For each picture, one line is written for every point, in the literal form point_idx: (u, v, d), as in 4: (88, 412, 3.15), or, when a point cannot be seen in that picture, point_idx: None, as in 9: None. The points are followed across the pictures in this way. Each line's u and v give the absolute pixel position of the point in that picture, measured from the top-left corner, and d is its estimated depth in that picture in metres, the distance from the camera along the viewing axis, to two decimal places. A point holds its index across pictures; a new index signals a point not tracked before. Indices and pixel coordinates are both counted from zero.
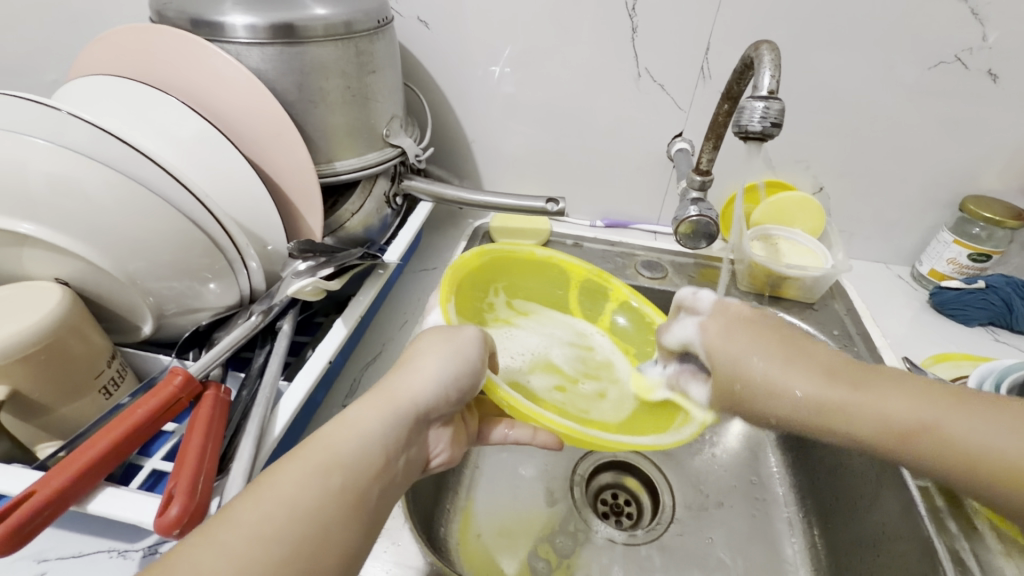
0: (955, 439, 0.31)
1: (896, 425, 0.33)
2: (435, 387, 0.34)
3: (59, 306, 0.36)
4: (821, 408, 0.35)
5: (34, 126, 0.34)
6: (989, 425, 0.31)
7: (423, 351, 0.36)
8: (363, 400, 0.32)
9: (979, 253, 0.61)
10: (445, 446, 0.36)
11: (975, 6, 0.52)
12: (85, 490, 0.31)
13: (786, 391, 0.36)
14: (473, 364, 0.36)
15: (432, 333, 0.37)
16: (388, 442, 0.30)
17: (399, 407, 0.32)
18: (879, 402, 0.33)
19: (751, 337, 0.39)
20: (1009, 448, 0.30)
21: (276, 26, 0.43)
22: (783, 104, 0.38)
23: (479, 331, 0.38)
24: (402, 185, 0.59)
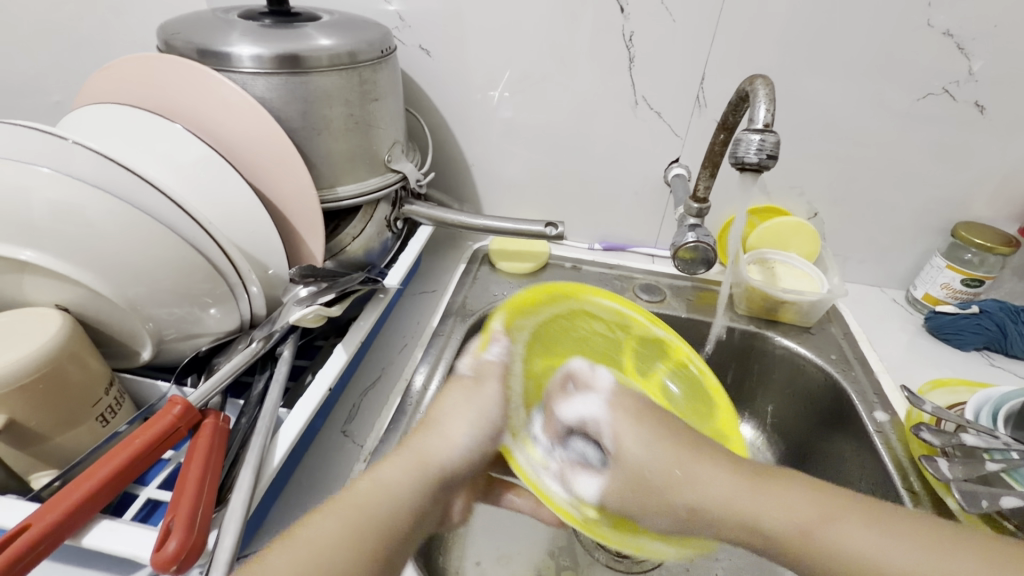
0: (829, 538, 0.32)
1: (763, 526, 0.34)
2: (461, 449, 0.38)
3: (58, 333, 0.36)
4: (716, 499, 0.36)
5: (39, 153, 0.35)
6: (868, 530, 0.31)
7: (449, 410, 0.40)
8: (399, 460, 0.36)
9: (972, 278, 0.62)
10: (461, 511, 0.39)
11: (961, 40, 0.54)
12: (81, 523, 0.31)
13: (694, 508, 0.37)
14: (493, 420, 0.41)
15: (450, 399, 0.41)
16: (423, 500, 0.34)
17: (426, 469, 0.36)
18: (765, 506, 0.34)
19: (645, 429, 0.41)
20: (893, 563, 0.30)
21: (282, 57, 0.44)
22: (779, 137, 0.39)
23: (500, 385, 0.43)
24: (403, 210, 0.59)
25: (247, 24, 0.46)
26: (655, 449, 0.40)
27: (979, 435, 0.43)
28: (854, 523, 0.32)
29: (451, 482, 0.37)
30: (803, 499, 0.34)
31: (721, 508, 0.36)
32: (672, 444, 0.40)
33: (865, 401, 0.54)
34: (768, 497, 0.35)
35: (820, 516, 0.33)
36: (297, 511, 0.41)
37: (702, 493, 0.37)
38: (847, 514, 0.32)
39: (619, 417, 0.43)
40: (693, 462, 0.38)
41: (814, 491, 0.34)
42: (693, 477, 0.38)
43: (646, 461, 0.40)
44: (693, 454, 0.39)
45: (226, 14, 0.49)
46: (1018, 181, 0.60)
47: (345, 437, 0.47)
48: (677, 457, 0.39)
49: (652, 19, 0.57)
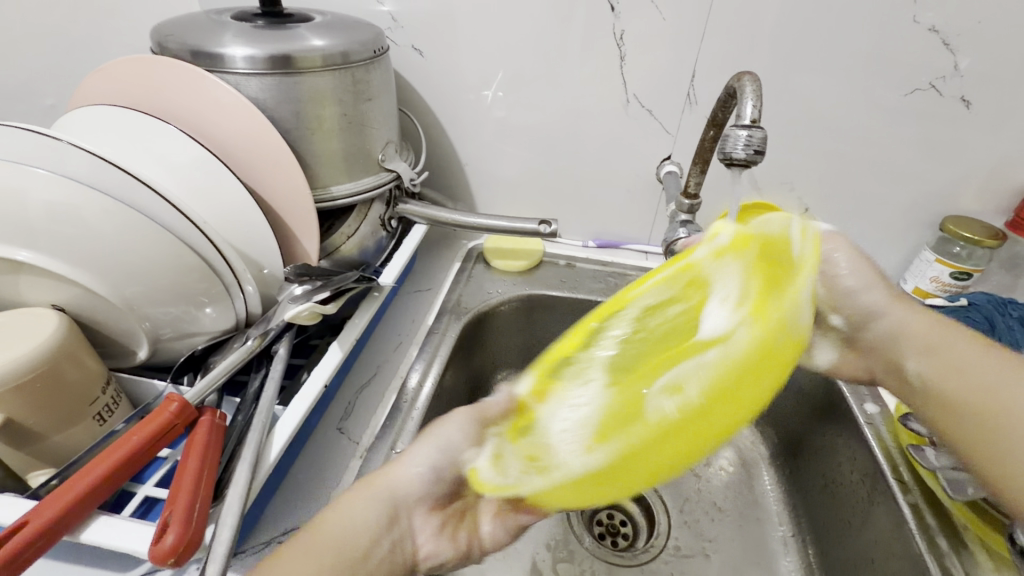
0: (998, 392, 0.37)
1: (950, 379, 0.40)
2: (412, 479, 0.35)
3: (55, 333, 0.36)
4: (926, 366, 0.42)
5: (33, 154, 0.35)
6: (1015, 380, 0.38)
7: (423, 440, 0.36)
8: (370, 491, 0.34)
9: (960, 271, 0.63)
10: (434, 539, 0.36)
11: (946, 37, 0.55)
12: (78, 520, 0.31)
13: (1005, 393, 0.37)
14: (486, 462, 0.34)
15: (433, 432, 0.36)
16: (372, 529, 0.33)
17: (379, 493, 0.34)
18: (944, 350, 0.41)
19: (906, 306, 0.44)
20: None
21: (275, 57, 0.44)
22: (766, 132, 0.39)
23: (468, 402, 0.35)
24: (397, 209, 0.60)
25: (240, 25, 0.46)
26: (923, 331, 0.43)
27: None
28: (1020, 376, 0.38)
29: (405, 510, 0.35)
30: (996, 365, 0.39)
31: (956, 378, 0.39)
32: (937, 322, 0.43)
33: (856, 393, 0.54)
34: None
35: None
36: (294, 507, 0.41)
37: (967, 365, 0.40)
38: (1021, 369, 0.38)
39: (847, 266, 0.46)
40: (941, 334, 0.42)
41: (1009, 358, 0.39)
42: (957, 357, 0.40)
43: (876, 315, 0.45)
44: (943, 340, 0.42)
45: (219, 15, 0.49)
46: (1005, 175, 0.61)
47: (341, 434, 0.47)
48: (896, 303, 0.45)
49: (643, 18, 0.58)
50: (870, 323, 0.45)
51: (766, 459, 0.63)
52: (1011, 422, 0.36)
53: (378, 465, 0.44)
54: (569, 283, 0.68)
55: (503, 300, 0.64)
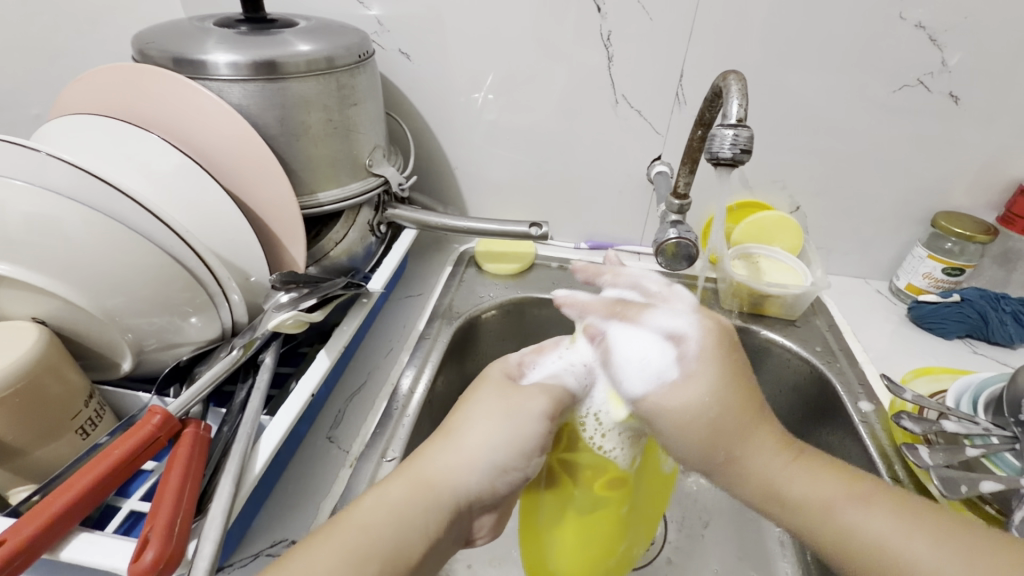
0: (841, 523, 0.33)
1: (795, 494, 0.34)
2: (482, 473, 0.33)
3: (35, 346, 0.36)
4: (801, 490, 0.34)
5: (9, 164, 0.34)
6: (886, 523, 0.32)
7: (479, 417, 0.34)
8: (406, 475, 0.32)
9: (953, 267, 0.62)
10: (489, 528, 0.35)
11: (933, 32, 0.55)
12: (59, 536, 0.30)
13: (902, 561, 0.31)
14: (531, 441, 0.34)
15: (489, 387, 0.37)
16: (429, 532, 0.30)
17: (419, 485, 0.32)
18: (796, 488, 0.34)
19: (710, 412, 0.35)
20: (914, 552, 0.31)
21: (258, 64, 0.44)
22: (752, 131, 0.39)
23: (546, 401, 0.35)
24: (387, 214, 0.59)
25: (223, 31, 0.46)
26: (708, 404, 0.35)
27: (960, 421, 0.44)
28: (890, 512, 0.32)
29: (470, 509, 0.33)
30: (854, 503, 0.33)
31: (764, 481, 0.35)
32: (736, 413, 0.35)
33: (850, 391, 0.54)
34: (841, 499, 0.34)
35: (834, 495, 0.34)
36: (283, 519, 0.40)
37: (762, 464, 0.35)
38: (879, 504, 0.33)
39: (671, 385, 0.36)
40: (741, 438, 0.35)
41: (829, 468, 0.35)
42: (745, 455, 0.35)
43: (683, 420, 0.35)
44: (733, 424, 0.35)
45: (201, 21, 0.49)
46: (996, 171, 0.61)
47: (331, 442, 0.46)
48: (729, 442, 0.35)
49: (630, 19, 0.58)
50: (712, 468, 0.36)
51: None
52: (871, 560, 0.31)
53: (368, 474, 0.43)
54: (562, 286, 0.68)
55: (495, 304, 0.64)
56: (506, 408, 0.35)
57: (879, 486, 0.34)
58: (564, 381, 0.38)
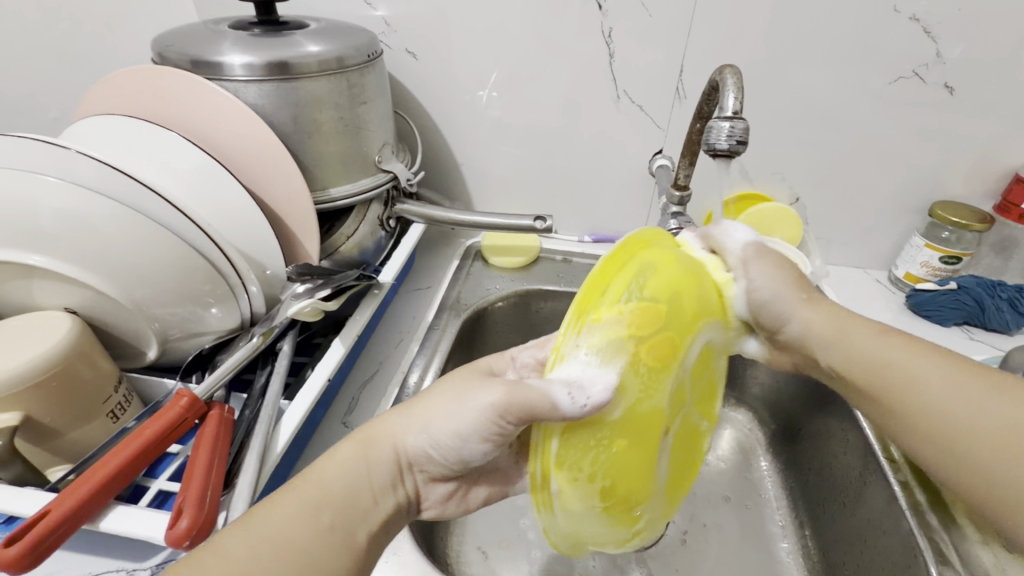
0: (908, 373, 0.35)
1: (861, 353, 0.37)
2: (420, 445, 0.32)
3: (68, 334, 0.38)
4: (842, 347, 0.37)
5: (42, 162, 0.36)
6: (946, 378, 0.33)
7: (436, 391, 0.34)
8: (286, 501, 0.29)
9: (950, 256, 0.64)
10: (442, 498, 0.36)
11: (927, 25, 0.56)
12: (97, 509, 0.33)
13: (932, 408, 0.33)
14: (467, 427, 0.31)
15: (458, 370, 0.36)
16: (368, 494, 0.31)
17: (293, 500, 0.29)
18: (856, 342, 0.37)
19: (785, 275, 0.39)
20: (993, 423, 0.31)
21: (272, 64, 0.46)
22: (748, 123, 0.40)
23: (500, 392, 0.30)
24: (396, 209, 0.61)
25: (237, 34, 0.48)
26: (782, 273, 0.39)
27: None
28: (948, 372, 0.34)
29: (414, 473, 0.33)
30: (928, 358, 0.35)
31: (834, 338, 0.38)
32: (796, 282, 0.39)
33: None
34: (928, 367, 0.34)
35: (901, 350, 0.36)
36: None
37: (814, 325, 0.38)
38: (935, 357, 0.35)
39: (756, 272, 0.39)
40: (806, 295, 0.39)
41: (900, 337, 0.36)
42: (812, 326, 0.38)
43: (772, 297, 0.38)
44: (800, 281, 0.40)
45: (217, 25, 0.51)
46: (992, 161, 0.62)
47: (345, 428, 0.48)
48: (807, 286, 0.39)
49: (631, 15, 0.59)
50: (782, 328, 0.39)
51: (763, 446, 0.64)
52: (930, 415, 0.33)
53: None
54: (566, 278, 0.69)
55: (501, 296, 0.66)
56: (459, 388, 0.33)
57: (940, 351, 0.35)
58: (551, 393, 0.29)
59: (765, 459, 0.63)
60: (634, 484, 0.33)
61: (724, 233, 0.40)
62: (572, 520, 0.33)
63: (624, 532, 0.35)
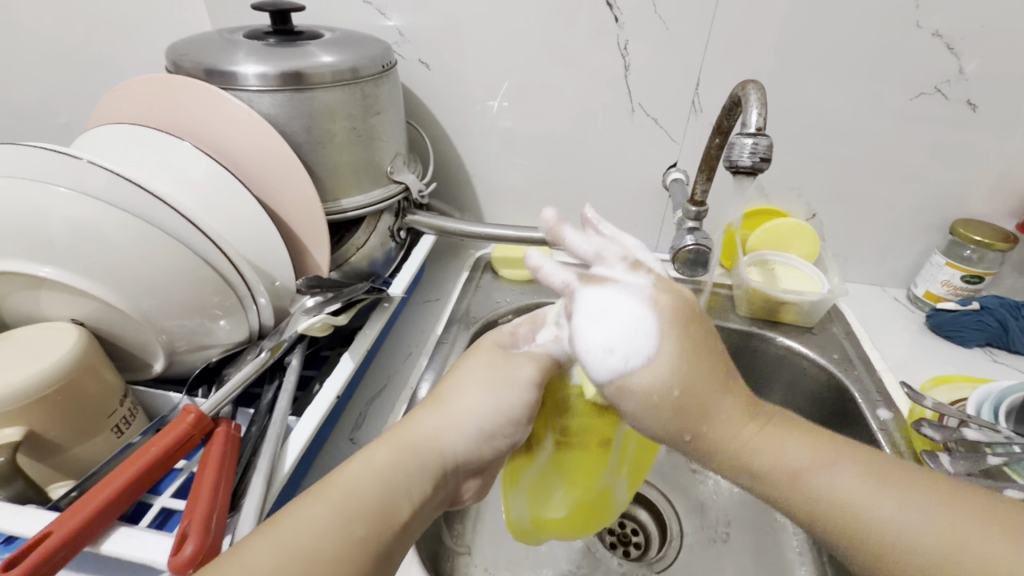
0: (818, 490, 0.31)
1: (759, 458, 0.32)
2: (470, 438, 0.31)
3: (74, 347, 0.37)
4: (756, 465, 0.32)
5: (51, 171, 0.36)
6: (857, 478, 0.31)
7: (466, 383, 0.33)
8: (389, 442, 0.30)
9: (972, 275, 0.62)
10: (475, 491, 0.34)
11: (950, 41, 0.55)
12: (100, 530, 0.32)
13: (864, 521, 0.29)
14: (517, 410, 0.32)
15: (478, 356, 0.35)
16: (414, 496, 0.29)
17: (403, 454, 0.29)
18: (772, 457, 0.32)
19: (670, 413, 0.32)
20: (911, 532, 0.29)
21: (286, 74, 0.45)
22: (771, 140, 0.39)
23: (534, 368, 0.34)
24: (406, 220, 0.60)
25: (252, 43, 0.48)
26: (674, 385, 0.32)
27: (981, 429, 0.44)
28: (855, 479, 0.31)
29: (455, 474, 0.31)
30: (839, 472, 0.31)
31: (767, 463, 0.32)
32: (699, 361, 0.32)
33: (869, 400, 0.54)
34: (840, 478, 0.31)
35: (804, 464, 0.32)
36: None
37: (742, 447, 0.32)
38: (845, 463, 0.31)
39: (642, 362, 0.33)
40: (705, 411, 0.32)
41: (790, 425, 0.34)
42: (745, 449, 0.32)
43: (652, 392, 0.32)
44: (706, 392, 0.32)
45: (231, 34, 0.51)
46: (1014, 179, 0.61)
47: (353, 443, 0.47)
48: (695, 422, 0.32)
49: (647, 28, 0.58)
50: (684, 433, 0.33)
51: None
52: (863, 535, 0.29)
53: None
54: None
55: (511, 309, 0.65)
56: (496, 376, 0.33)
57: (843, 445, 0.33)
58: (549, 348, 0.36)
59: None
60: (597, 518, 0.42)
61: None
62: (537, 505, 0.40)
63: (585, 524, 0.42)
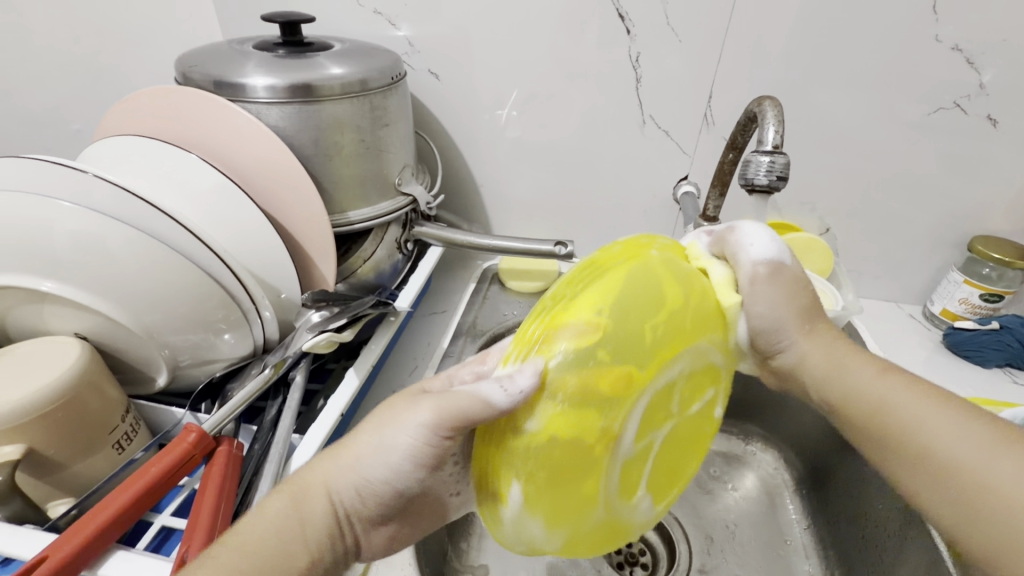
0: (885, 399, 0.31)
1: (853, 395, 0.32)
2: (370, 483, 0.30)
3: (77, 363, 0.36)
4: (825, 385, 0.34)
5: (56, 185, 0.35)
6: (957, 423, 0.29)
7: (359, 426, 0.31)
8: (290, 491, 0.29)
9: (991, 293, 0.61)
10: (386, 539, 0.33)
11: (970, 55, 0.54)
12: (97, 555, 0.31)
13: (911, 431, 0.29)
14: (402, 455, 0.29)
15: (385, 398, 0.32)
16: (309, 547, 0.28)
17: (290, 510, 0.28)
18: (849, 374, 0.33)
19: (792, 304, 0.34)
20: (959, 450, 0.28)
21: (295, 87, 0.45)
22: (788, 158, 0.38)
23: (430, 410, 0.28)
24: (414, 231, 0.60)
25: (262, 55, 0.47)
26: (803, 291, 0.35)
27: None
28: (926, 405, 0.30)
29: (351, 526, 0.30)
30: (939, 410, 0.29)
31: (830, 370, 0.34)
32: (809, 314, 0.35)
33: None
34: (912, 403, 0.30)
35: (878, 372, 0.32)
36: None
37: (812, 360, 0.34)
38: (945, 406, 0.30)
39: (762, 295, 0.34)
40: (810, 327, 0.35)
41: (899, 373, 0.32)
42: (813, 354, 0.34)
43: (774, 323, 0.34)
44: (817, 314, 0.36)
45: (241, 45, 0.50)
46: None
47: None
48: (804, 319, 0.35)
49: (659, 40, 0.58)
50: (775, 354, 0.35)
51: (790, 487, 0.61)
52: (925, 448, 0.29)
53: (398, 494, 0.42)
54: None
55: (518, 321, 0.64)
56: (383, 420, 0.30)
57: (947, 393, 0.31)
58: (482, 393, 0.27)
59: (792, 503, 0.60)
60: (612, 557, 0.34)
61: (738, 243, 0.35)
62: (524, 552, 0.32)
63: (589, 549, 0.33)
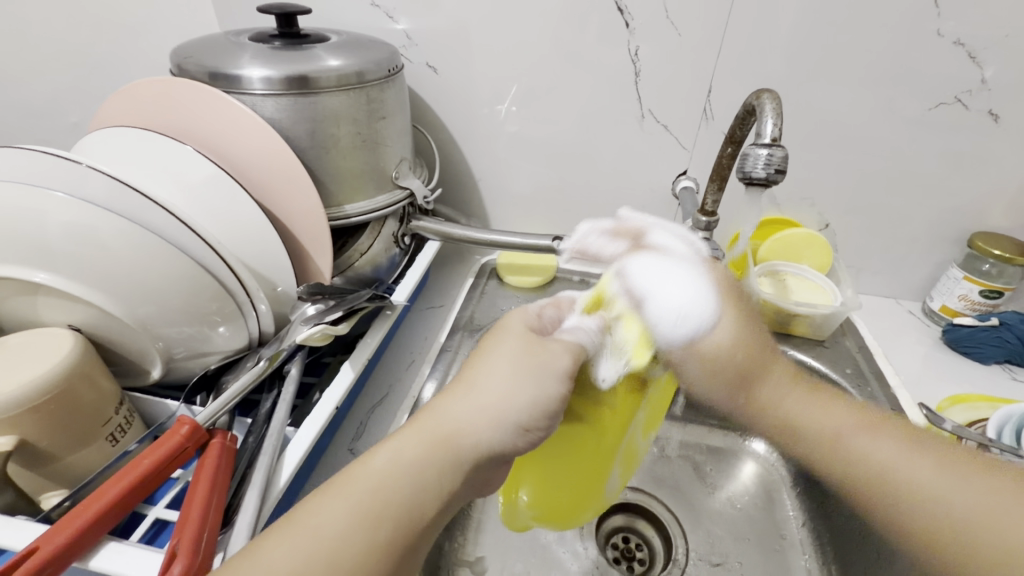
0: (851, 452, 0.36)
1: (807, 431, 0.38)
2: (506, 432, 0.30)
3: (70, 354, 0.36)
4: (815, 438, 0.38)
5: (48, 175, 0.35)
6: (898, 451, 0.35)
7: (504, 369, 0.31)
8: (417, 432, 0.29)
9: (991, 290, 0.60)
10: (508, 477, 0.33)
11: (972, 49, 0.53)
12: (89, 545, 0.31)
13: (837, 442, 0.37)
14: (554, 402, 0.31)
15: (511, 337, 0.33)
16: (436, 490, 0.27)
17: (368, 482, 0.27)
18: (807, 420, 0.38)
19: (724, 380, 0.39)
20: (910, 479, 0.34)
21: (291, 78, 0.44)
22: (787, 151, 0.38)
23: (568, 358, 0.32)
24: (411, 226, 0.59)
25: (258, 47, 0.47)
26: (735, 354, 0.39)
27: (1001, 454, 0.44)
28: (896, 446, 0.35)
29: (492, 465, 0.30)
30: (888, 441, 0.36)
31: (821, 439, 0.38)
32: (755, 362, 0.39)
33: None
34: (886, 445, 0.36)
35: (854, 427, 0.37)
36: None
37: (791, 409, 0.39)
38: (890, 435, 0.36)
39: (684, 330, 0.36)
40: (761, 374, 0.40)
41: (853, 408, 0.38)
42: (792, 410, 0.39)
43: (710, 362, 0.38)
44: (758, 370, 0.39)
45: (237, 36, 0.50)
46: None
47: (352, 454, 0.47)
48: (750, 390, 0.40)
49: (658, 33, 0.57)
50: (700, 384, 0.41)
51: (787, 484, 0.61)
52: (868, 479, 0.35)
53: None
54: None
55: None
56: (524, 363, 0.31)
57: (898, 421, 0.37)
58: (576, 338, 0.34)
59: (789, 499, 0.60)
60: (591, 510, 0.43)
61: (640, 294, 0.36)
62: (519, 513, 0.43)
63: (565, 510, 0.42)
